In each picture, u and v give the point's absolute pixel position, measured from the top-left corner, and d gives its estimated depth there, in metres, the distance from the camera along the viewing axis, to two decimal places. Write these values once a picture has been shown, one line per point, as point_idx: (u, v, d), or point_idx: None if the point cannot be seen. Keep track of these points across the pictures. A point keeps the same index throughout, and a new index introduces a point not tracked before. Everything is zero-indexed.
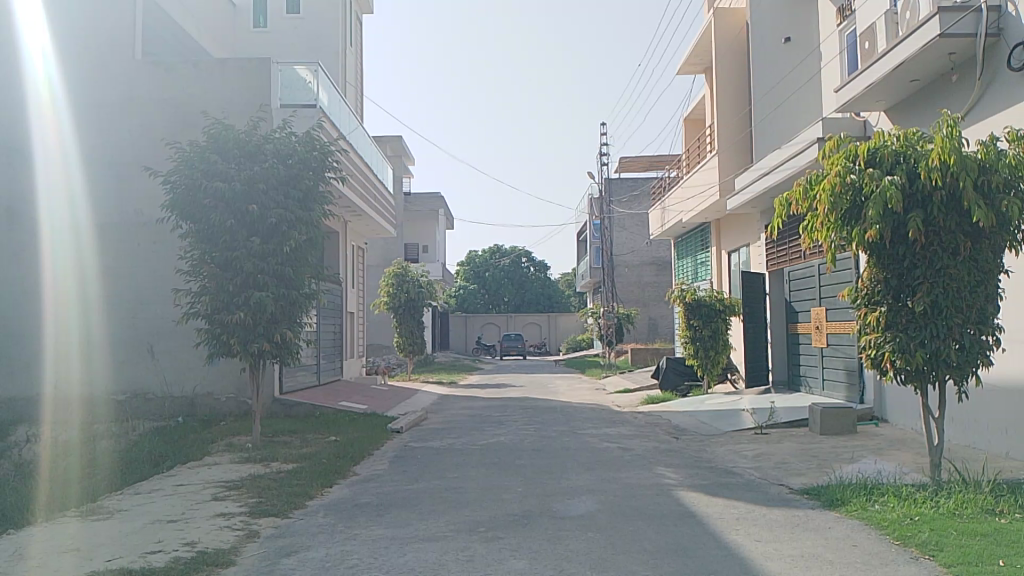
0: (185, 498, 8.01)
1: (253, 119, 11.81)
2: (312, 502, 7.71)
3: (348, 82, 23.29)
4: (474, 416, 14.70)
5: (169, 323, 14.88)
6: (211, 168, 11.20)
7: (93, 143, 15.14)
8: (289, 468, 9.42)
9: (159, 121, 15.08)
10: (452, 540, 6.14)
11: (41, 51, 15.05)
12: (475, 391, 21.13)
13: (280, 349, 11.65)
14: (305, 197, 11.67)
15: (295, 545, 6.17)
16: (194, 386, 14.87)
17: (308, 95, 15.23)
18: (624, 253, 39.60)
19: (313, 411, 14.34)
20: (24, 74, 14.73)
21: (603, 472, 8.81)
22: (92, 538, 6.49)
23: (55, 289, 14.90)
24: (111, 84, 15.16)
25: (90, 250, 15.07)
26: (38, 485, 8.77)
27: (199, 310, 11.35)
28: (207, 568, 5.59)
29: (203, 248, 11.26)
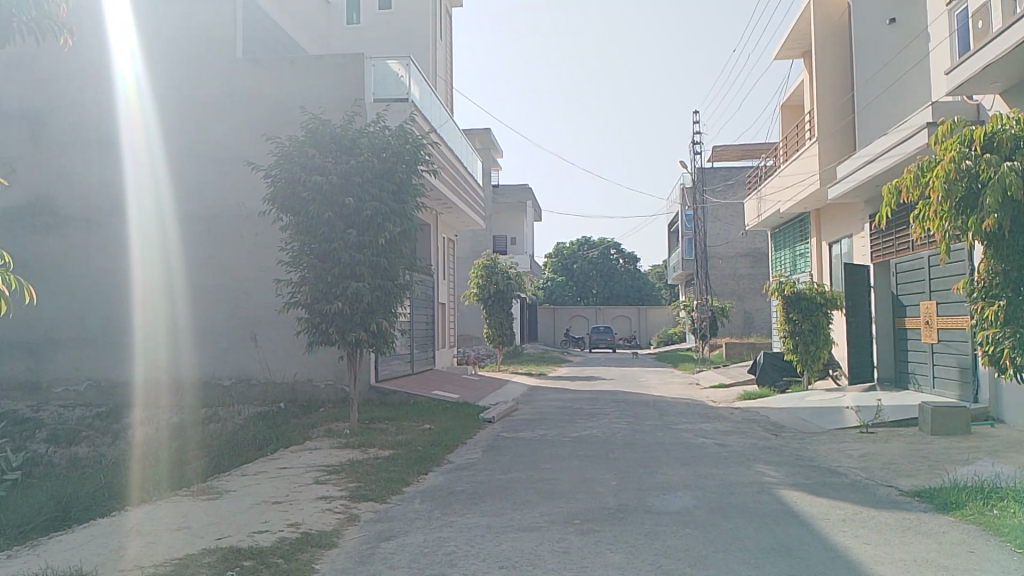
0: (289, 480, 8.30)
1: (349, 112, 12.07)
2: (409, 488, 7.86)
3: (438, 76, 23.60)
4: (565, 408, 14.64)
5: (271, 312, 15.37)
6: (310, 161, 11.50)
7: (193, 140, 15.72)
8: (387, 454, 9.63)
9: (260, 117, 15.57)
10: (547, 531, 6.13)
11: (129, 49, 16.07)
12: (566, 383, 21.06)
13: (376, 338, 11.93)
14: (399, 190, 11.90)
15: (393, 530, 6.29)
16: (295, 373, 15.30)
17: (400, 90, 15.42)
18: (718, 245, 38.74)
19: (407, 400, 14.63)
20: (113, 74, 16.03)
21: (699, 468, 8.64)
22: (206, 517, 6.80)
23: (147, 278, 15.77)
24: (212, 82, 15.70)
25: (181, 242, 15.67)
26: (155, 466, 9.27)
27: (299, 300, 11.72)
28: (312, 549, 5.78)
29: (302, 240, 11.62)
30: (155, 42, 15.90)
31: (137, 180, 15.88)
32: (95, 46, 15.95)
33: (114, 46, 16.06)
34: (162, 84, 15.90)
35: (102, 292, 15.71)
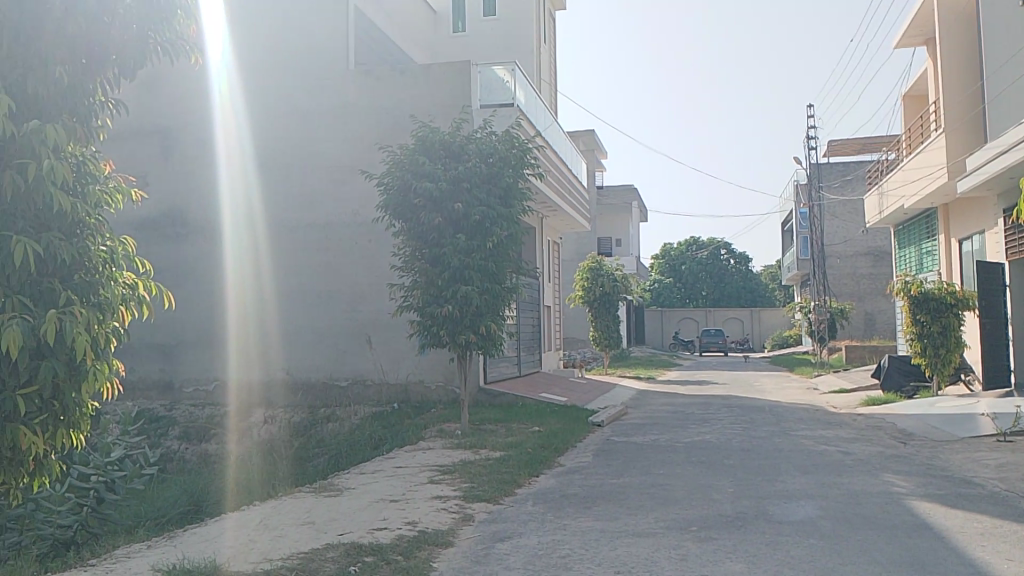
0: (404, 479, 8.52)
1: (457, 119, 12.29)
2: (522, 490, 7.92)
3: (543, 79, 23.71)
4: (677, 412, 14.39)
5: (384, 315, 15.62)
6: (420, 168, 11.75)
7: (308, 149, 16.05)
8: (498, 455, 9.73)
9: (373, 127, 15.82)
10: (663, 537, 6.04)
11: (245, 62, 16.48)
12: (676, 387, 20.69)
13: (485, 340, 12.07)
14: (507, 194, 12.01)
15: (508, 531, 6.35)
16: (408, 373, 15.55)
17: (506, 95, 15.53)
18: (835, 243, 37.17)
19: (516, 402, 14.74)
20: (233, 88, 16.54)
21: (821, 476, 8.30)
22: (328, 513, 7.06)
23: (266, 283, 16.16)
24: (326, 93, 16.03)
25: (298, 249, 16.01)
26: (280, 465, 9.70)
27: (412, 303, 12.03)
28: (430, 547, 5.91)
29: (414, 245, 11.90)
30: (271, 51, 16.24)
31: (257, 188, 16.32)
32: (217, 62, 16.59)
33: (232, 58, 16.50)
34: (278, 94, 16.26)
35: (226, 299, 16.27)
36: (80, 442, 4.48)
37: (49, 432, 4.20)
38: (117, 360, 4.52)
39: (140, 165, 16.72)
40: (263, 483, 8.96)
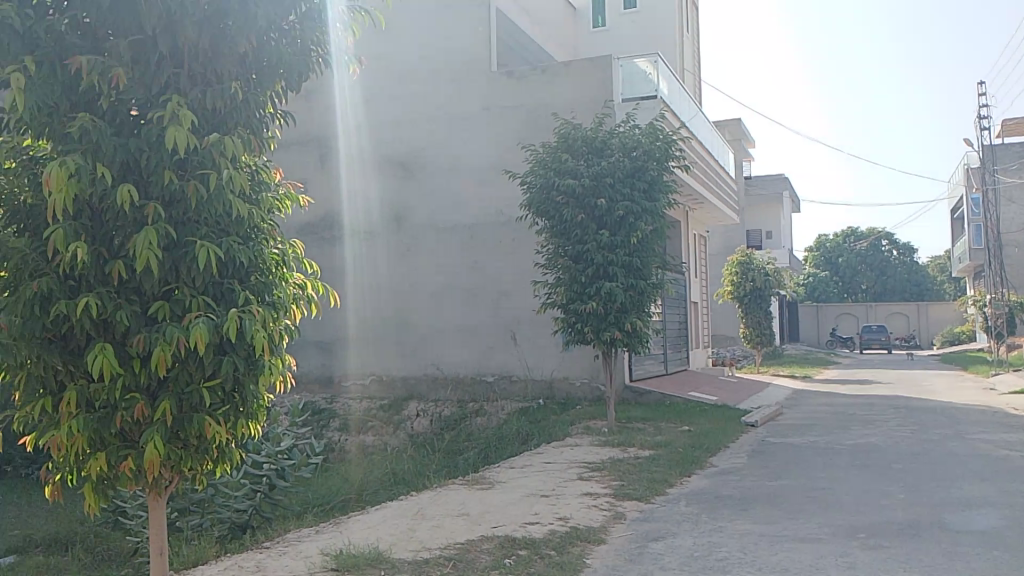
0: (553, 475, 8.57)
1: (600, 115, 12.25)
2: (673, 490, 7.76)
3: (687, 69, 23.17)
4: (836, 413, 13.65)
5: (529, 312, 15.74)
6: (563, 165, 11.77)
7: (453, 152, 16.44)
8: (648, 454, 9.59)
9: (516, 127, 15.97)
10: (827, 543, 5.74)
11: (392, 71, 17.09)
12: (834, 386, 19.65)
13: (631, 337, 11.90)
14: (651, 188, 11.81)
15: (660, 530, 6.24)
16: (552, 370, 15.54)
17: (649, 87, 15.23)
18: (1014, 231, 34.05)
19: (664, 400, 14.49)
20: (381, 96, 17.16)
21: (1005, 484, 7.61)
22: (481, 506, 7.22)
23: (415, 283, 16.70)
24: (470, 97, 16.35)
25: (445, 249, 16.44)
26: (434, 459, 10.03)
27: (556, 301, 12.08)
28: (582, 543, 5.91)
29: (557, 242, 11.94)
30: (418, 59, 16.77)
31: (403, 191, 16.82)
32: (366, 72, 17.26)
33: (382, 67, 17.11)
34: (423, 100, 16.75)
35: (378, 299, 16.96)
36: (256, 431, 4.73)
37: (229, 421, 4.47)
38: (288, 355, 4.77)
39: (300, 172, 17.66)
40: (417, 475, 9.29)
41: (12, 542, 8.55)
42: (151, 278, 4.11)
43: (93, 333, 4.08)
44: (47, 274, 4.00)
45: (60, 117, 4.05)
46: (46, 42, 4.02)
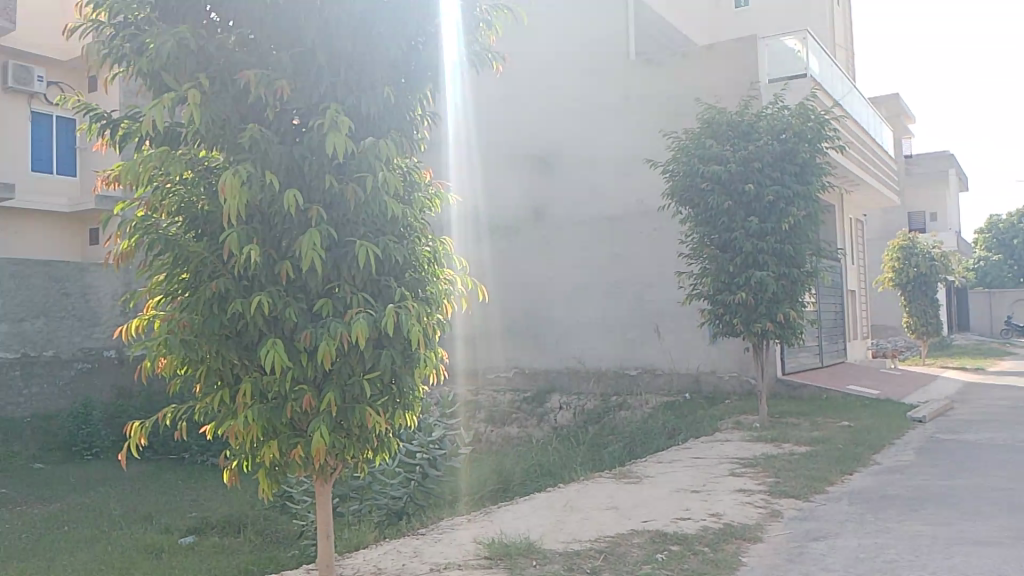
0: (704, 471, 8.36)
1: (746, 98, 11.82)
2: (833, 488, 7.39)
3: (838, 44, 21.88)
4: (1018, 409, 12.51)
5: (673, 304, 15.37)
6: (707, 152, 11.43)
7: (593, 144, 16.31)
8: (804, 451, 9.17)
9: (656, 115, 15.62)
10: (1012, 549, 5.27)
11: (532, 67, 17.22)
12: (1013, 380, 18.02)
13: (783, 328, 11.40)
14: (803, 171, 11.26)
15: (821, 530, 5.95)
16: (698, 364, 15.06)
17: (798, 65, 14.34)
18: None
19: (819, 394, 13.81)
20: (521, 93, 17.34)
21: None
22: (629, 499, 7.16)
23: (556, 277, 16.74)
24: (609, 87, 16.15)
25: (586, 242, 16.36)
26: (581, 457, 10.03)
27: (702, 291, 11.76)
28: (737, 540, 5.74)
29: (702, 231, 11.61)
30: (557, 53, 16.82)
31: (543, 186, 16.89)
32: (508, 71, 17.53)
33: (522, 64, 17.31)
34: (563, 94, 16.75)
35: (521, 293, 17.18)
36: (412, 422, 4.92)
37: (387, 412, 4.67)
38: (440, 349, 4.90)
39: (444, 171, 18.13)
40: (564, 468, 9.34)
41: (193, 522, 9.31)
42: (315, 277, 4.36)
43: (265, 329, 4.37)
44: (224, 275, 4.33)
45: (232, 128, 4.34)
46: (218, 59, 4.34)
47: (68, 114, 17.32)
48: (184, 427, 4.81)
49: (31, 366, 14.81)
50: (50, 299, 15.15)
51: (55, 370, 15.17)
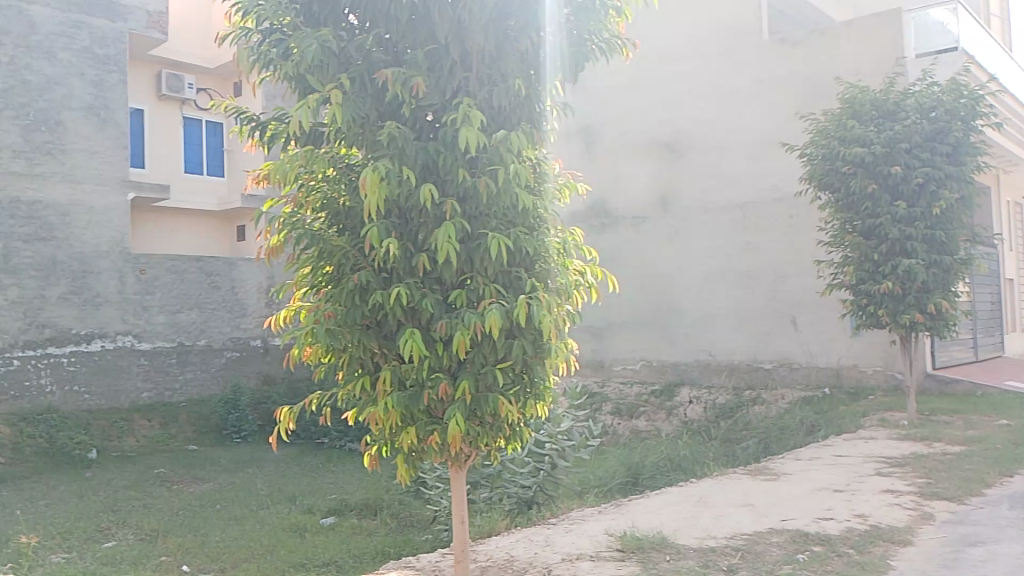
0: (847, 469, 7.96)
1: (892, 75, 11.15)
2: (993, 491, 6.86)
3: (992, 13, 20.23)
4: None
5: (812, 294, 14.57)
6: (849, 133, 10.80)
7: (724, 129, 15.80)
8: (959, 450, 8.56)
9: (792, 96, 14.93)
10: None
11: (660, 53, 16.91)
12: None
13: (935, 320, 10.70)
14: (955, 151, 10.54)
15: (980, 535, 5.55)
16: (839, 357, 14.18)
17: (948, 38, 13.16)
18: None
19: (974, 391, 12.86)
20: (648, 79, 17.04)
21: None
22: (767, 497, 6.92)
23: (684, 267, 16.36)
24: (742, 70, 15.62)
25: (715, 230, 15.86)
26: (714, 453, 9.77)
27: (844, 281, 11.18)
28: (885, 543, 5.43)
29: (843, 218, 11.00)
30: (686, 37, 16.46)
31: (671, 173, 16.51)
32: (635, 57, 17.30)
33: (650, 50, 17.02)
34: (692, 79, 16.35)
35: (648, 283, 16.92)
36: (544, 412, 4.94)
37: (519, 402, 4.71)
38: (571, 339, 4.88)
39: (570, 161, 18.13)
40: (696, 463, 9.15)
41: (333, 504, 9.77)
42: (449, 269, 4.45)
43: (403, 319, 4.51)
44: (365, 268, 4.50)
45: (371, 126, 4.48)
46: (358, 59, 4.49)
47: (217, 118, 18.46)
48: (328, 412, 5.05)
49: (186, 354, 15.98)
50: (203, 292, 16.23)
51: (208, 358, 16.32)
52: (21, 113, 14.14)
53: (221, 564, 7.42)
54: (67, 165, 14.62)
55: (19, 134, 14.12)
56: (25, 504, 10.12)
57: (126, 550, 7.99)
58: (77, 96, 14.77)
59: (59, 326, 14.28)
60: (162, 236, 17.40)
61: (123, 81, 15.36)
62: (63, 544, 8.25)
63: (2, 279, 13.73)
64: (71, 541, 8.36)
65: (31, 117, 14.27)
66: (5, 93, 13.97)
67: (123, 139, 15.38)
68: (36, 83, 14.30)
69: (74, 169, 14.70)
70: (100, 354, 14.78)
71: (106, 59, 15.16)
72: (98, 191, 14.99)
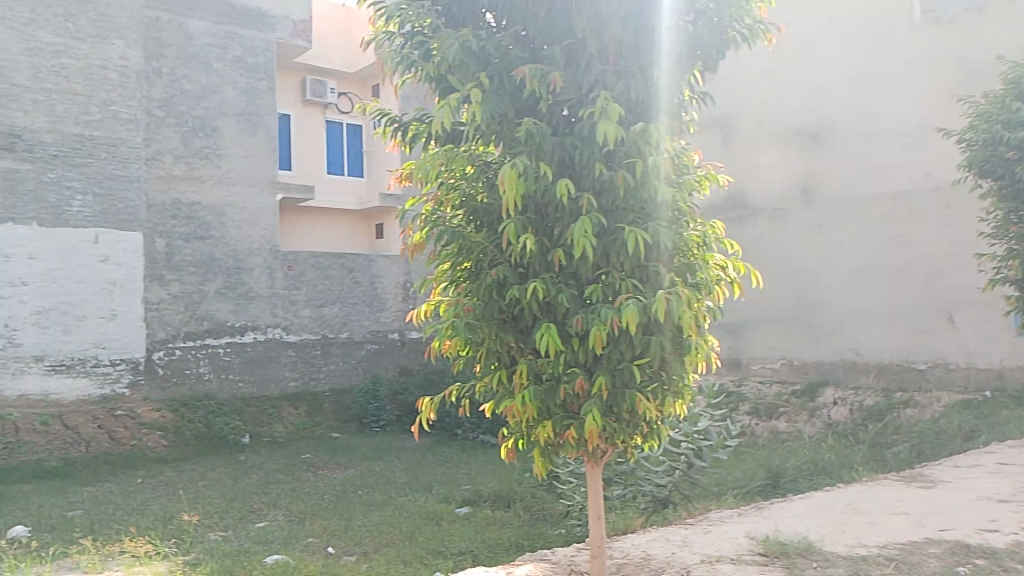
0: (1013, 478, 7.35)
1: None
2: None
3: None
4: None
5: (972, 290, 13.38)
6: (1014, 115, 9.90)
7: (873, 115, 14.90)
8: None
9: (949, 78, 13.79)
10: None
11: (802, 38, 16.18)
12: None
13: None
14: None
15: None
16: (1003, 359, 13.00)
17: None
18: None
19: None
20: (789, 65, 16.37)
21: None
22: (921, 505, 6.50)
23: (827, 261, 15.56)
24: (892, 52, 14.66)
25: (862, 222, 14.97)
26: (862, 459, 9.28)
27: (1009, 275, 10.31)
28: None
29: (1008, 208, 10.13)
30: (831, 20, 15.69)
31: (813, 162, 15.77)
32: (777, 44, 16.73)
33: (793, 35, 16.37)
34: (837, 63, 15.53)
35: (788, 277, 16.25)
36: (682, 409, 4.84)
37: (656, 399, 4.65)
38: (711, 336, 4.74)
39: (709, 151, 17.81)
40: (841, 467, 8.73)
41: (467, 494, 9.98)
42: (586, 264, 4.43)
43: (539, 314, 4.53)
44: (502, 263, 4.55)
45: (509, 123, 4.53)
46: (496, 57, 4.55)
47: (356, 121, 19.25)
48: (467, 404, 5.15)
49: (329, 346, 16.79)
50: (345, 287, 16.97)
51: (349, 350, 17.09)
52: (182, 121, 15.29)
53: (363, 548, 7.75)
54: (223, 168, 15.67)
55: (180, 140, 15.27)
56: (188, 483, 10.96)
57: (276, 530, 8.50)
58: (231, 103, 15.80)
59: (216, 319, 15.36)
60: (312, 230, 18.48)
61: (271, 88, 16.31)
62: (220, 523, 8.86)
63: (167, 275, 14.90)
64: (228, 519, 8.98)
65: (191, 125, 15.40)
66: (168, 103, 15.14)
67: (271, 143, 16.32)
68: (195, 93, 15.41)
69: (229, 172, 15.74)
70: (252, 345, 15.78)
71: (256, 68, 16.13)
72: (250, 193, 15.98)
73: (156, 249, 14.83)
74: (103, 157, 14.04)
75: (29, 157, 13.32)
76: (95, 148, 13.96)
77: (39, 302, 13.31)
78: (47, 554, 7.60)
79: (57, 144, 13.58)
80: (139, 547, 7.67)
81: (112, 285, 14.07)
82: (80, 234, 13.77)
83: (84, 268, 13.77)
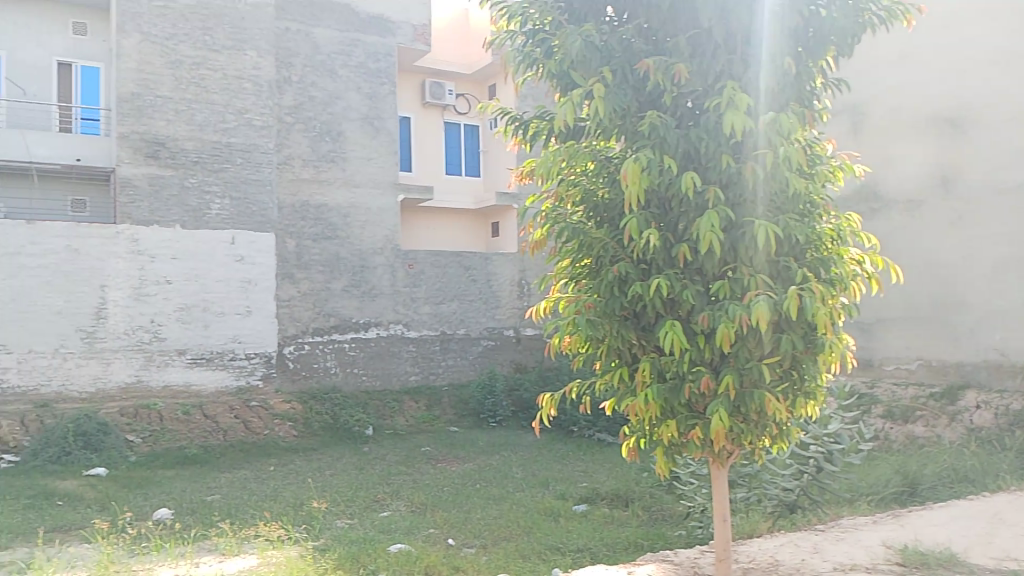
0: None
1: None
2: None
3: None
4: None
5: None
6: None
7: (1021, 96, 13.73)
8: None
9: None
10: None
11: (942, 18, 15.16)
12: None
13: None
14: None
15: None
16: None
17: None
18: None
19: None
20: (927, 48, 15.38)
21: None
22: None
23: (969, 255, 14.42)
24: None
25: (1008, 212, 13.79)
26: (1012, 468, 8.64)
27: None
28: None
29: None
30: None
31: (955, 150, 14.73)
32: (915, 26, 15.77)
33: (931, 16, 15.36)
34: (981, 43, 14.44)
35: (926, 273, 15.19)
36: (814, 410, 4.67)
37: (788, 399, 4.51)
38: (847, 334, 4.55)
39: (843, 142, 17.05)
40: (987, 476, 8.16)
41: (584, 491, 9.96)
42: (712, 260, 4.32)
43: (663, 311, 4.46)
44: (624, 259, 4.50)
45: (632, 117, 4.50)
46: (619, 51, 4.51)
47: (473, 121, 19.59)
48: (588, 402, 5.13)
49: (448, 342, 17.16)
50: (463, 285, 17.30)
51: (466, 346, 17.40)
52: (310, 126, 15.99)
53: (482, 541, 7.87)
54: (347, 170, 16.28)
55: (308, 145, 15.97)
56: (316, 472, 11.47)
57: (399, 520, 8.75)
58: (355, 107, 16.39)
59: (341, 316, 15.99)
60: (435, 223, 18.98)
61: (393, 91, 16.81)
62: (346, 511, 9.21)
63: (297, 273, 15.64)
64: (353, 508, 9.32)
65: (318, 129, 16.09)
66: (297, 110, 15.89)
67: (393, 145, 16.84)
68: (321, 99, 16.09)
69: (353, 174, 16.34)
70: (375, 340, 16.34)
71: (378, 72, 16.66)
72: (373, 194, 16.54)
73: (286, 249, 15.59)
74: (238, 162, 14.89)
75: (172, 163, 14.35)
76: (231, 154, 14.83)
77: (182, 299, 14.17)
78: (191, 534, 8.12)
79: (197, 151, 14.54)
80: (272, 532, 8.08)
81: (247, 284, 14.75)
82: (219, 235, 14.52)
83: (221, 268, 14.52)
